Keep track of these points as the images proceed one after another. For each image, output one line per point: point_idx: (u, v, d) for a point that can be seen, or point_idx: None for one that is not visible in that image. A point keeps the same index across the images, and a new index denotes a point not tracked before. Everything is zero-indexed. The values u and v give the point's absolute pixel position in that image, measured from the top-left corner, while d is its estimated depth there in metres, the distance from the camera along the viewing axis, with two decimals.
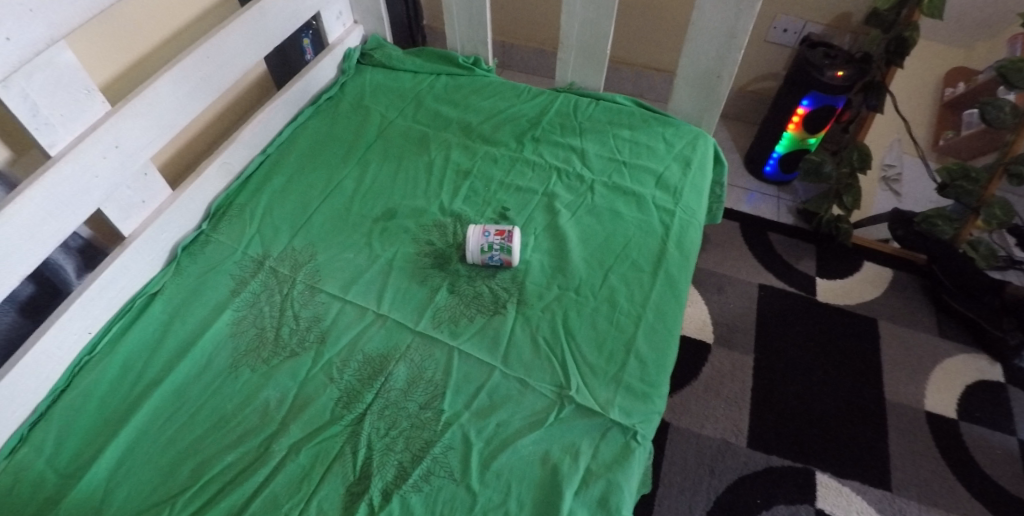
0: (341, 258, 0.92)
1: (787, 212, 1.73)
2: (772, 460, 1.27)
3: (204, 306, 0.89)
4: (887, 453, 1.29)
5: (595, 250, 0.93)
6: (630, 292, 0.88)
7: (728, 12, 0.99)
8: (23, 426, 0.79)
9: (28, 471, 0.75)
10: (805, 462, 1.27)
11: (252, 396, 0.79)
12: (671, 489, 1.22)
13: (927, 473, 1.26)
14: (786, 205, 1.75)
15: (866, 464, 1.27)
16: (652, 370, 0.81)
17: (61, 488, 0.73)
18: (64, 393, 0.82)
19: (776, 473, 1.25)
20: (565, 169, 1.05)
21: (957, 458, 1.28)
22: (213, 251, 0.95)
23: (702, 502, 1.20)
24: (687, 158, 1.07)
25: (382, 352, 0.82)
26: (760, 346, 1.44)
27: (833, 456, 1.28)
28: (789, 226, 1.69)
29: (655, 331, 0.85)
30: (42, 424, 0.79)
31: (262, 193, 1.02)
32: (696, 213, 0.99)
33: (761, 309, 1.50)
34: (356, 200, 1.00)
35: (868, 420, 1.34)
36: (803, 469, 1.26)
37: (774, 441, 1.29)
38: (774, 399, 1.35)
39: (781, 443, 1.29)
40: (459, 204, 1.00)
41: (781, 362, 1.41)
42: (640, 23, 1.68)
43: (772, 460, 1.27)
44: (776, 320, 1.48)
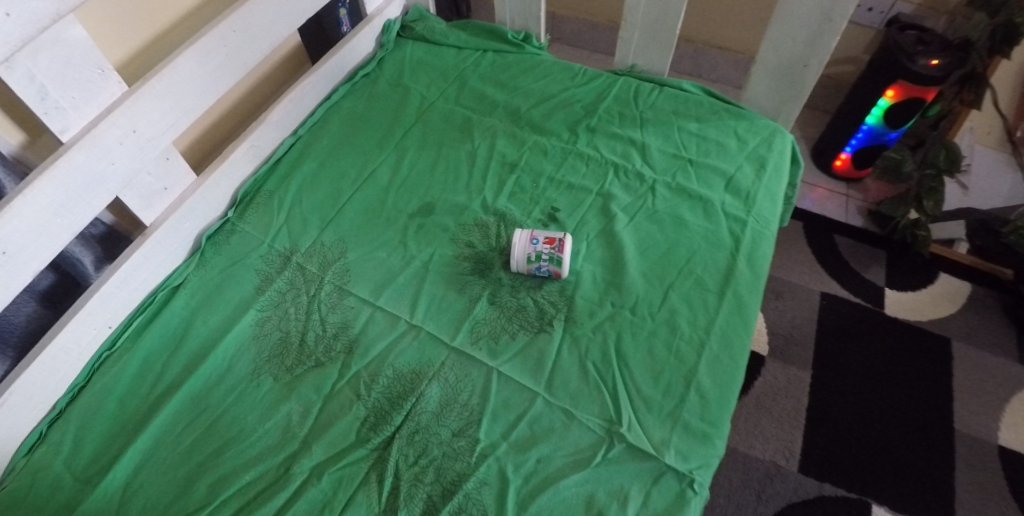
0: (373, 257, 0.85)
1: (856, 213, 1.58)
2: (825, 488, 1.17)
3: (227, 303, 0.83)
4: (953, 489, 1.17)
5: (654, 263, 0.82)
6: (693, 315, 0.78)
7: None
8: (40, 424, 0.74)
9: (43, 475, 0.71)
10: (862, 491, 1.16)
11: (274, 408, 0.74)
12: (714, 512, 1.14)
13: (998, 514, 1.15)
14: (856, 205, 1.59)
15: (929, 499, 1.16)
16: (715, 408, 0.72)
17: (75, 495, 0.69)
18: (82, 391, 0.77)
19: (829, 502, 1.15)
20: (623, 166, 0.94)
21: None
22: (238, 242, 0.89)
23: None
24: (763, 158, 0.94)
25: (414, 369, 0.74)
26: (818, 360, 1.32)
27: (892, 488, 1.17)
28: (858, 228, 1.54)
29: (719, 362, 0.75)
30: (59, 424, 0.75)
31: (291, 180, 0.94)
32: (770, 222, 0.88)
33: (822, 320, 1.38)
34: (391, 191, 0.91)
35: (934, 450, 1.22)
36: (859, 499, 1.15)
37: (828, 467, 1.19)
38: (831, 420, 1.24)
39: (836, 469, 1.19)
40: (504, 201, 0.91)
41: (841, 379, 1.30)
42: None
43: (825, 488, 1.17)
44: (837, 333, 1.36)
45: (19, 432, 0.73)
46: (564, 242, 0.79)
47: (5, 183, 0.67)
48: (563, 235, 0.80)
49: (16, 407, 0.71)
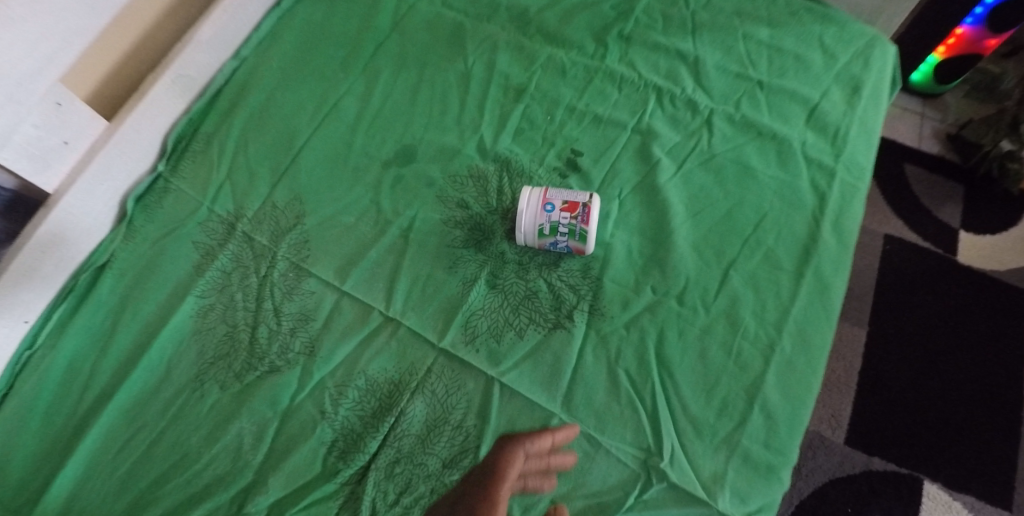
0: (338, 223, 0.65)
1: (932, 138, 1.25)
2: (874, 462, 0.99)
3: (162, 286, 0.66)
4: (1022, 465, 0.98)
5: (710, 230, 0.61)
6: (760, 304, 0.58)
7: None
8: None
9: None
10: (916, 466, 0.98)
11: (221, 426, 0.58)
12: None
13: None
14: (932, 126, 1.26)
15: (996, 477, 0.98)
16: (783, 431, 0.55)
17: None
18: (5, 400, 0.62)
19: (878, 477, 0.97)
20: (669, 91, 0.70)
21: None
22: (173, 204, 0.69)
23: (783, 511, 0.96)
24: (856, 80, 0.69)
25: (392, 378, 0.58)
26: (878, 314, 1.09)
27: (948, 462, 0.98)
28: (933, 157, 1.22)
29: (790, 368, 0.57)
30: None
31: (232, 117, 0.73)
32: (865, 169, 0.65)
33: (886, 264, 1.13)
34: (360, 131, 0.70)
35: (1006, 419, 1.01)
36: (911, 475, 0.97)
37: (879, 438, 1.00)
38: (889, 385, 1.03)
39: (888, 441, 1.00)
40: (508, 142, 0.68)
41: (906, 336, 1.07)
42: None
43: (874, 461, 0.99)
44: (904, 281, 1.11)
45: None
46: (589, 207, 0.58)
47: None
48: (587, 198, 0.59)
49: None
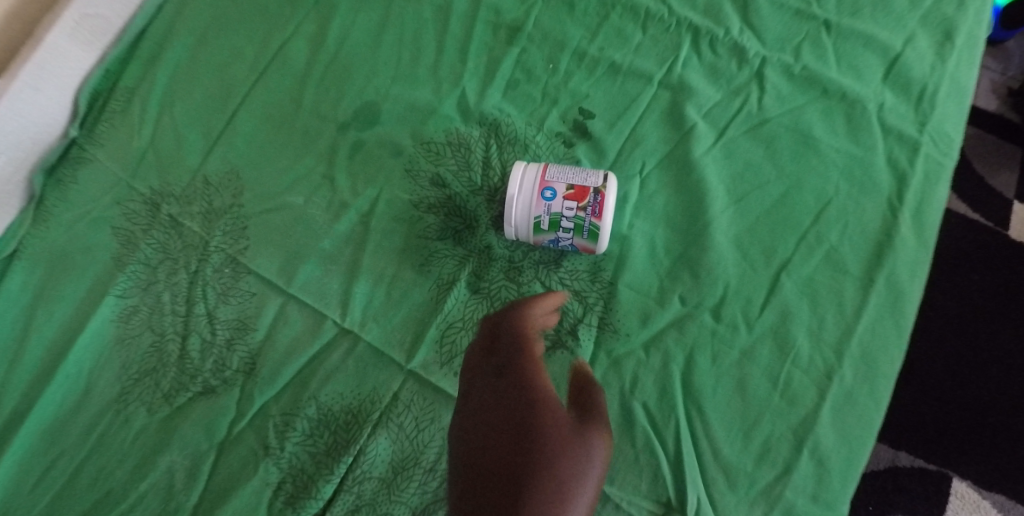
0: (283, 205, 0.52)
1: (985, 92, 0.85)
2: (900, 457, 0.71)
3: (80, 280, 0.54)
4: None
5: (757, 222, 0.48)
6: (818, 320, 0.46)
7: None
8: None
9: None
10: (949, 462, 0.70)
11: (151, 458, 0.48)
12: None
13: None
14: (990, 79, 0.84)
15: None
16: (839, 482, 0.43)
17: None
18: None
19: (901, 477, 0.70)
20: (709, 32, 0.53)
21: None
22: (90, 178, 0.57)
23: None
24: (949, 24, 0.53)
25: (349, 406, 0.46)
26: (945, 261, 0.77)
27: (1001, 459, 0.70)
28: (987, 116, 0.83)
29: (852, 400, 0.44)
30: None
31: (155, 67, 0.59)
32: (954, 140, 0.50)
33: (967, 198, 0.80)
34: (310, 86, 0.55)
35: None
36: (940, 471, 0.70)
37: (906, 424, 0.72)
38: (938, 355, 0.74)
39: (921, 429, 0.72)
40: (497, 100, 0.53)
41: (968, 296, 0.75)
42: None
43: (899, 456, 0.71)
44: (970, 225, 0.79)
45: None
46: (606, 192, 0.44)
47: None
48: (601, 181, 0.45)
49: None
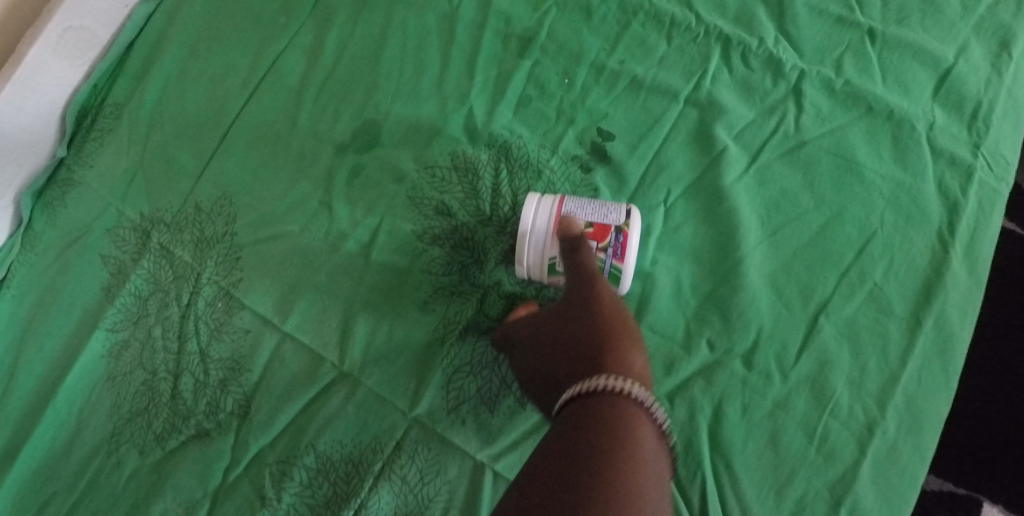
0: (278, 234, 0.49)
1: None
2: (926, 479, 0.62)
3: (69, 312, 0.52)
4: None
5: (794, 257, 0.44)
6: (860, 367, 0.42)
7: None
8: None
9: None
10: (981, 485, 0.61)
11: (142, 503, 0.46)
12: None
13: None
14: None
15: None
16: None
17: None
18: None
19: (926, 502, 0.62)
20: (741, 43, 0.49)
21: None
22: (78, 201, 0.54)
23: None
24: (1006, 33, 0.48)
25: (349, 456, 0.43)
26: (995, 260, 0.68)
27: None
28: None
29: (897, 458, 0.40)
30: None
31: (144, 82, 0.55)
32: (1011, 164, 0.45)
33: None
34: (307, 102, 0.52)
35: None
36: (970, 495, 0.61)
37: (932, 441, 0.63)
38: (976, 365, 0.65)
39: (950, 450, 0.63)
40: (507, 118, 0.49)
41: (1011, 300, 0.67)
42: None
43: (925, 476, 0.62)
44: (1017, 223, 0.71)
45: None
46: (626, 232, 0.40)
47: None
48: (623, 219, 0.41)
49: None
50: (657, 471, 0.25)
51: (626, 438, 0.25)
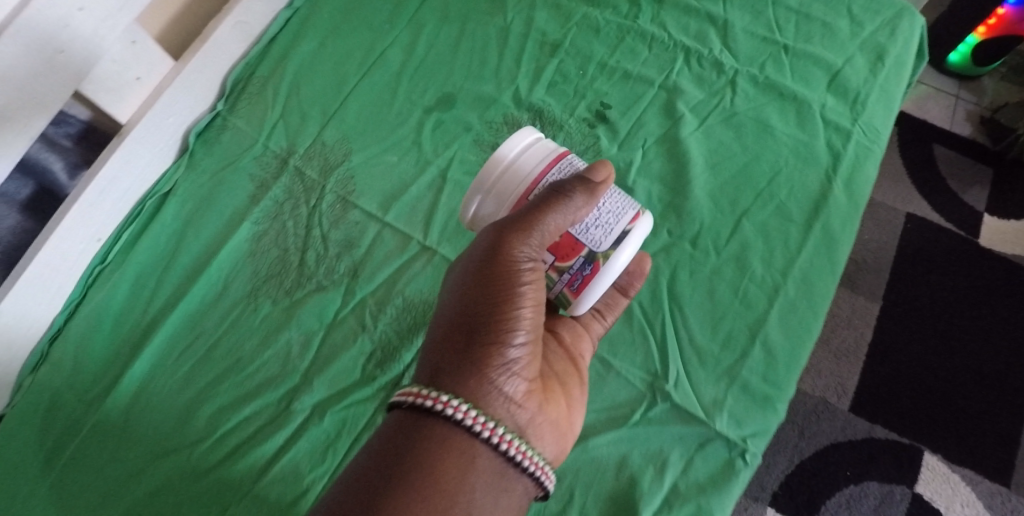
0: (380, 161, 0.71)
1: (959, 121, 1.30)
2: (874, 430, 1.08)
3: (220, 213, 0.72)
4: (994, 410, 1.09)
5: (727, 183, 0.66)
6: (769, 252, 0.63)
7: None
8: (41, 343, 0.68)
9: (47, 395, 0.65)
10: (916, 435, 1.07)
11: (272, 335, 0.66)
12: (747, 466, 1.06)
13: (1020, 479, 1.05)
14: (965, 109, 1.31)
15: (998, 462, 1.06)
16: (782, 366, 0.59)
17: (77, 417, 0.64)
18: (80, 307, 0.70)
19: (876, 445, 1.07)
20: (697, 52, 0.74)
21: None
22: (231, 140, 0.75)
23: (777, 479, 1.05)
24: (880, 50, 0.72)
25: (426, 298, 0.64)
26: (893, 286, 1.16)
27: (947, 435, 1.08)
28: (965, 139, 1.28)
29: (794, 311, 0.61)
30: (58, 343, 0.68)
31: (287, 61, 0.78)
32: (881, 135, 0.68)
33: (912, 238, 1.19)
34: (405, 79, 0.75)
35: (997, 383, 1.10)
36: (911, 444, 1.07)
37: (884, 408, 1.09)
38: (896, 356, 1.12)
39: (888, 413, 1.09)
40: (541, 94, 0.73)
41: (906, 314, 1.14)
42: None
43: (875, 430, 1.08)
44: (935, 224, 1.21)
45: (20, 350, 0.67)
46: (598, 265, 0.52)
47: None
48: (609, 247, 0.52)
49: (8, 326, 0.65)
50: (454, 483, 0.41)
51: (436, 463, 0.41)
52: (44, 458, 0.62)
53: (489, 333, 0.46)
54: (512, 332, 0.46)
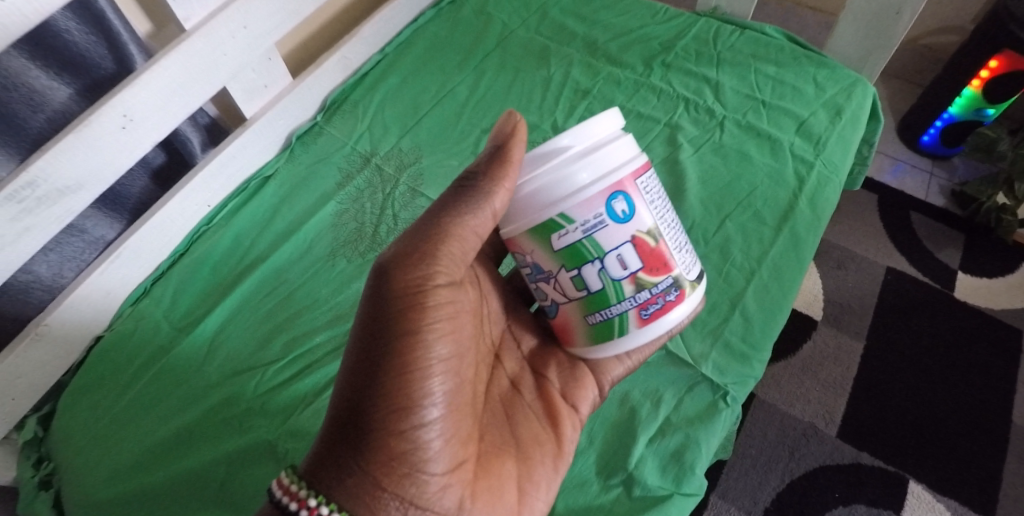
0: (445, 164, 0.91)
1: (933, 194, 1.49)
2: (861, 457, 1.16)
3: (311, 194, 0.91)
4: (977, 446, 1.17)
5: (714, 194, 0.84)
6: (748, 245, 0.80)
7: None
8: (145, 281, 0.84)
9: (144, 322, 0.81)
10: (904, 466, 1.15)
11: (345, 285, 0.82)
12: (737, 478, 1.15)
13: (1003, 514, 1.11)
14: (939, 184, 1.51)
15: (982, 497, 1.13)
16: (757, 331, 0.74)
17: (173, 339, 0.79)
18: (182, 257, 0.87)
19: (863, 471, 1.15)
20: (694, 102, 0.95)
21: None
22: (325, 143, 0.96)
23: (769, 495, 1.13)
24: (839, 108, 0.92)
25: None
26: (875, 328, 1.30)
27: (933, 467, 1.15)
28: (938, 208, 1.46)
29: (768, 289, 0.76)
30: (161, 282, 0.84)
31: (376, 90, 1.00)
32: (838, 168, 0.86)
33: (891, 289, 1.34)
34: (468, 107, 0.97)
35: (976, 423, 1.20)
36: (898, 473, 1.15)
37: (869, 437, 1.18)
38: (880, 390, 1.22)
39: (875, 442, 1.18)
40: (571, 124, 0.93)
41: (889, 353, 1.27)
42: None
43: (862, 457, 1.16)
44: (912, 277, 1.36)
45: (127, 284, 0.83)
46: (679, 295, 0.53)
47: (135, 58, 0.76)
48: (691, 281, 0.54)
49: (128, 260, 0.81)
50: None
51: None
52: (138, 366, 0.77)
53: (378, 432, 0.49)
54: (407, 427, 0.49)
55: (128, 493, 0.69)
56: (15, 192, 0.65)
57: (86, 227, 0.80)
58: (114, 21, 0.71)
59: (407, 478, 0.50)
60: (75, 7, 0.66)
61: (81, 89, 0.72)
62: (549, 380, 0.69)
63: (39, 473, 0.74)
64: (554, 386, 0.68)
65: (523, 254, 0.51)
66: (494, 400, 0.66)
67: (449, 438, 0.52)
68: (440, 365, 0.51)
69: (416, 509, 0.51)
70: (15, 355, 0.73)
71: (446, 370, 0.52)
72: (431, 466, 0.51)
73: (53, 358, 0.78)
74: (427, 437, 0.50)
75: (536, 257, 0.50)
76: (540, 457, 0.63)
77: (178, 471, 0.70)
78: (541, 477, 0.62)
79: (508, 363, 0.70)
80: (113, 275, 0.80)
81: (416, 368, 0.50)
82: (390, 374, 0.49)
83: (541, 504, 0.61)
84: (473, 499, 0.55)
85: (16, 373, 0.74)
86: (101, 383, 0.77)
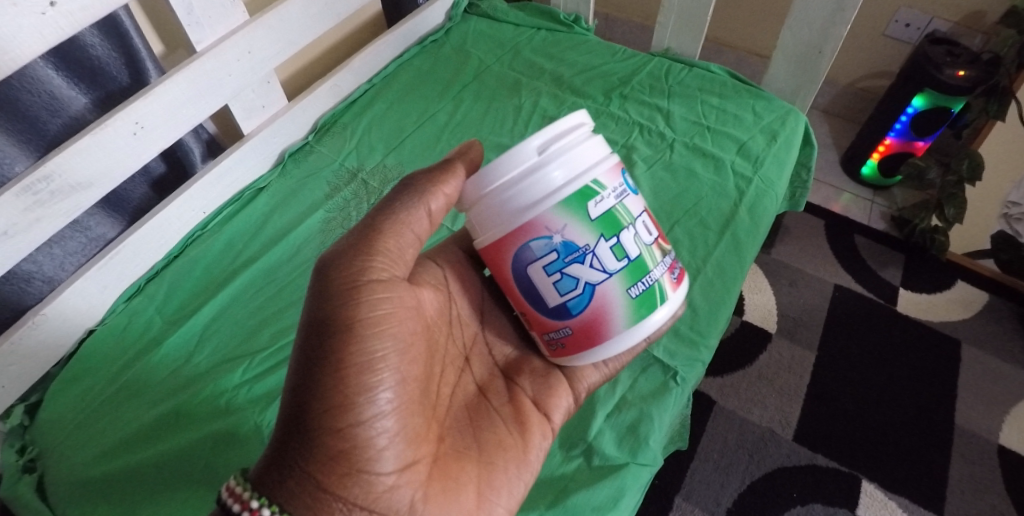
0: None
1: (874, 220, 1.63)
2: (816, 458, 1.24)
3: (300, 205, 0.99)
4: (923, 447, 1.25)
5: (665, 204, 0.95)
6: (694, 246, 0.90)
7: (824, 23, 1.02)
8: (139, 280, 0.91)
9: (137, 318, 0.87)
10: (856, 467, 1.23)
11: None
12: (699, 479, 1.21)
13: (949, 510, 1.19)
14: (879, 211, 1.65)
15: (929, 494, 1.20)
16: (704, 320, 0.83)
17: (164, 331, 0.86)
18: (176, 259, 0.94)
19: (818, 471, 1.22)
20: (647, 127, 1.07)
21: (990, 455, 1.25)
22: (315, 160, 1.05)
23: (730, 496, 1.19)
24: (774, 132, 1.05)
25: None
26: (826, 339, 1.40)
27: (883, 467, 1.23)
28: (879, 232, 1.60)
29: (712, 285, 0.86)
30: (155, 281, 0.91)
31: (364, 115, 1.11)
32: (774, 183, 0.98)
33: (840, 303, 1.45)
34: (446, 130, 1.08)
35: (921, 425, 1.28)
36: (851, 473, 1.22)
37: (823, 441, 1.26)
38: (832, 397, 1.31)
39: (829, 445, 1.25)
40: None
41: (839, 363, 1.36)
42: (743, 21, 1.65)
43: (817, 458, 1.24)
44: (858, 293, 1.47)
45: (123, 282, 0.89)
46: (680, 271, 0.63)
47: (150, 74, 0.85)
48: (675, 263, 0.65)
49: (127, 258, 0.88)
50: None
51: None
52: (129, 358, 0.83)
53: (321, 438, 0.53)
54: (348, 433, 0.53)
55: (115, 472, 0.74)
56: (31, 184, 0.72)
57: (90, 224, 0.87)
58: (137, 41, 0.81)
59: (351, 477, 0.54)
60: (101, 26, 0.76)
61: (96, 99, 0.80)
62: (522, 389, 0.74)
63: (24, 457, 0.77)
64: (527, 394, 0.73)
65: (552, 233, 0.53)
66: (459, 407, 0.71)
67: (392, 440, 0.55)
68: (378, 370, 0.55)
69: (367, 508, 0.54)
70: (13, 341, 0.78)
71: (385, 376, 0.56)
72: (375, 467, 0.55)
73: (45, 349, 0.83)
74: (367, 436, 0.54)
75: (570, 228, 0.53)
76: (502, 464, 0.66)
77: (164, 448, 0.74)
78: (501, 482, 0.65)
79: (477, 370, 0.76)
80: (111, 272, 0.87)
81: (354, 375, 0.54)
82: (328, 382, 0.53)
83: (499, 510, 0.63)
84: (426, 499, 0.58)
85: (10, 360, 0.79)
86: (92, 373, 0.82)
